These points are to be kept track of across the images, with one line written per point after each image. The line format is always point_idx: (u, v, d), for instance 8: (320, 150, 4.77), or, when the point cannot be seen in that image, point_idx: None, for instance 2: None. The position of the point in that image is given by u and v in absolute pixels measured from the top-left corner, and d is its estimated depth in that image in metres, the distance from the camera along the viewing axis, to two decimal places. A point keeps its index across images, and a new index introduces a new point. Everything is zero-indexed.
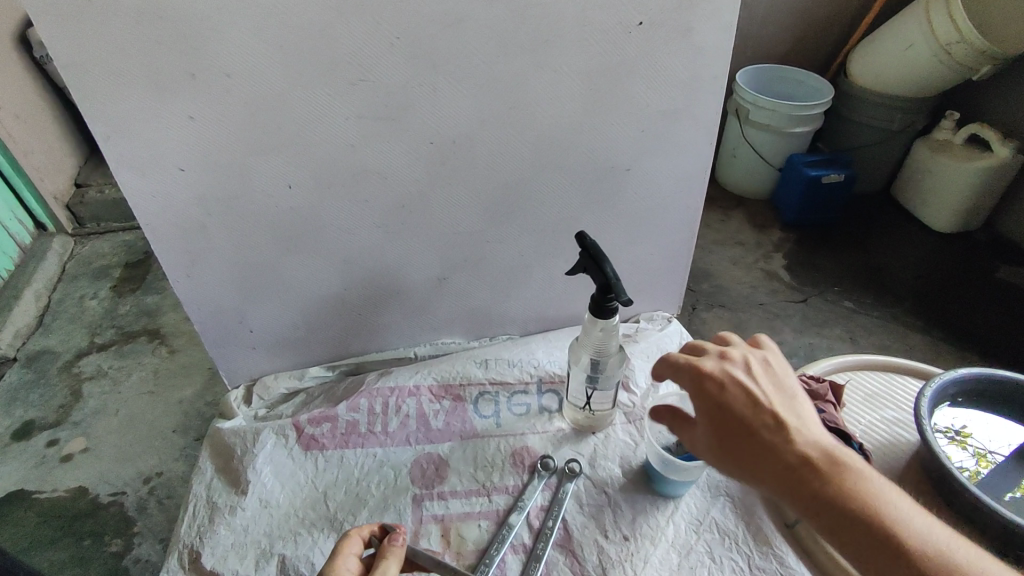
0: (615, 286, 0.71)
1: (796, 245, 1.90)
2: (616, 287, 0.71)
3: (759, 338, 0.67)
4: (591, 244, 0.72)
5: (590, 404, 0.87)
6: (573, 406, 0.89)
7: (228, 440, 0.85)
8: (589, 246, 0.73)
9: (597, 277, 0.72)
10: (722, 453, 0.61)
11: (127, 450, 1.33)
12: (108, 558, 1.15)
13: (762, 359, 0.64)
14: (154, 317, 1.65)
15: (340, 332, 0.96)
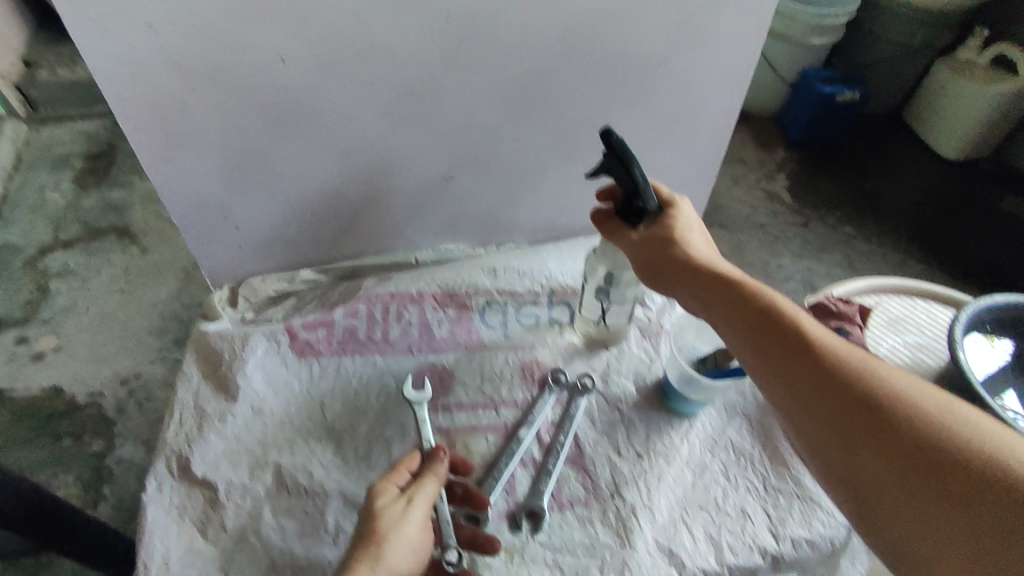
0: (643, 191, 0.63)
1: (801, 164, 1.80)
2: (643, 192, 0.63)
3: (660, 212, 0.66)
4: (618, 144, 0.62)
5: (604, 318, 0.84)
6: (586, 318, 0.85)
7: (214, 344, 0.77)
8: (616, 144, 0.63)
9: (624, 182, 0.64)
10: (661, 253, 0.63)
11: (100, 351, 1.26)
12: (89, 458, 1.12)
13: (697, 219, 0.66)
14: (121, 214, 1.51)
15: (335, 232, 0.87)
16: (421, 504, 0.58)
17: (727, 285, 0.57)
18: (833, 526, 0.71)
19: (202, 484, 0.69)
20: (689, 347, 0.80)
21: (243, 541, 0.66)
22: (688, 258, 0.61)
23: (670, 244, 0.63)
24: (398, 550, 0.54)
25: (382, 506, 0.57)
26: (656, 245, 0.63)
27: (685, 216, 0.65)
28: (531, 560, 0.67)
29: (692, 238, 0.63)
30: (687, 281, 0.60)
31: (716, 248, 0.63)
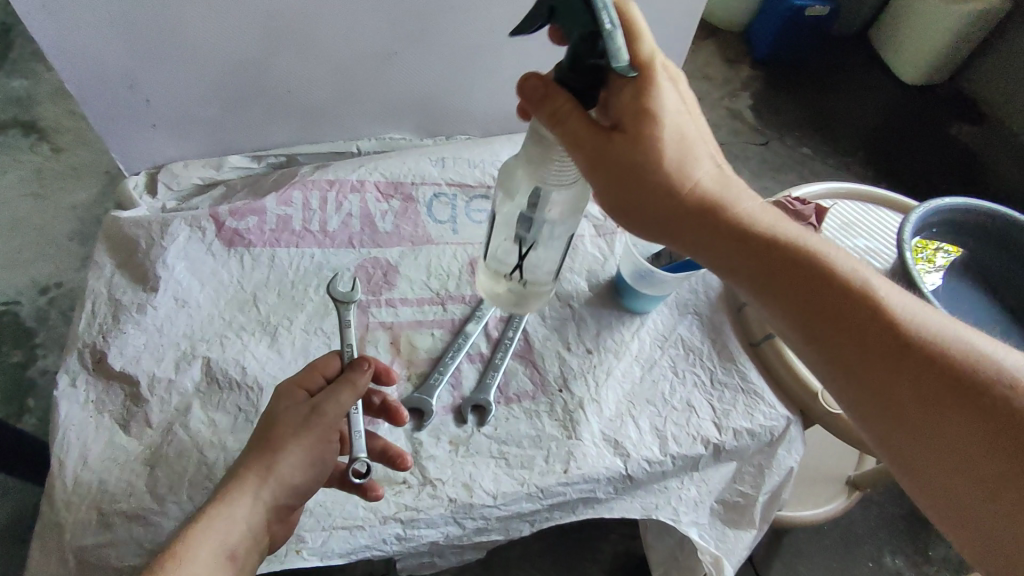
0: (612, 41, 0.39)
1: (767, 83, 1.68)
2: (611, 37, 0.39)
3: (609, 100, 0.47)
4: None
5: (522, 271, 0.61)
6: (501, 276, 0.63)
7: (129, 231, 0.70)
8: None
9: (574, 25, 0.41)
10: (630, 167, 0.46)
11: (12, 257, 1.16)
12: (10, 369, 1.04)
13: (674, 98, 0.47)
14: (28, 108, 1.34)
15: (263, 113, 0.79)
16: (328, 414, 0.52)
17: (727, 219, 0.47)
18: (773, 417, 0.72)
19: (120, 378, 0.64)
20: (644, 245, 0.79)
21: (169, 436, 0.61)
22: (669, 179, 0.47)
23: (643, 153, 0.46)
24: (293, 462, 0.50)
25: (283, 412, 0.52)
26: (624, 157, 0.46)
27: (661, 96, 0.46)
28: (476, 452, 0.66)
29: (668, 137, 0.46)
30: (671, 210, 0.47)
31: (697, 147, 0.48)
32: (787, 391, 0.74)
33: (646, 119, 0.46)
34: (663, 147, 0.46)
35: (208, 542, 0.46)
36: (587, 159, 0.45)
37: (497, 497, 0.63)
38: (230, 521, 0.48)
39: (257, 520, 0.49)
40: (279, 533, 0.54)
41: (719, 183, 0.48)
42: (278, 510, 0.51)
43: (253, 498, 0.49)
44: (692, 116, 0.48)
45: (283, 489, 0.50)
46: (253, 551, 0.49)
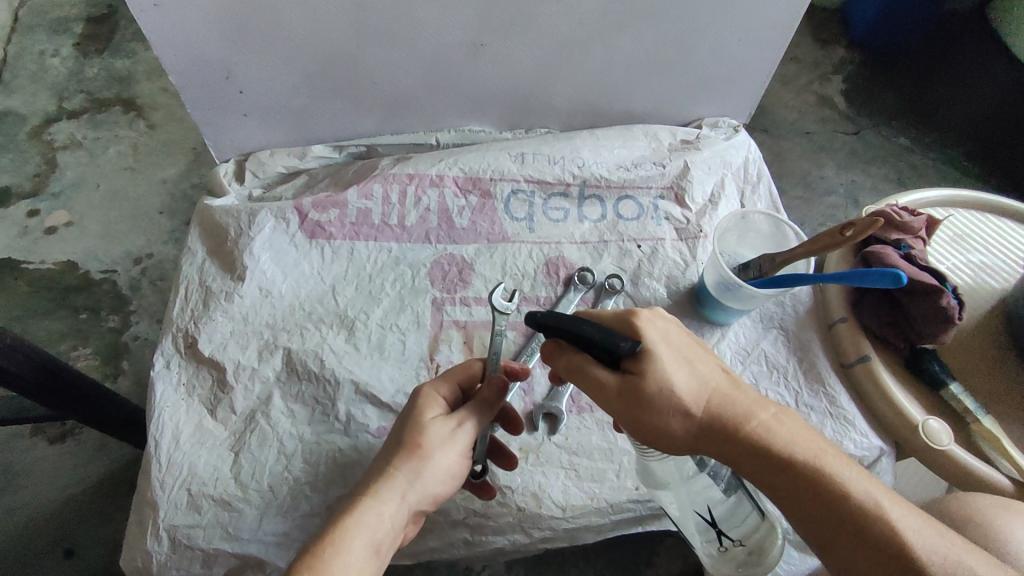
0: (609, 339, 0.46)
1: (861, 66, 1.52)
2: (604, 339, 0.46)
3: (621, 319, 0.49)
4: (551, 321, 0.47)
5: (724, 534, 0.57)
6: (715, 542, 0.58)
7: (220, 219, 0.73)
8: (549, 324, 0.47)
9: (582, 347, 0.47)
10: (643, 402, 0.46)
11: (111, 227, 1.22)
12: (107, 333, 1.12)
13: (664, 330, 0.49)
14: (127, 85, 1.40)
15: (349, 104, 0.79)
16: (473, 428, 0.53)
17: (745, 440, 0.46)
18: (865, 448, 0.68)
19: (208, 364, 0.66)
20: (731, 253, 0.74)
21: (253, 424, 0.64)
22: (679, 405, 0.46)
23: (654, 391, 0.46)
24: (441, 474, 0.50)
25: (431, 417, 0.52)
26: (639, 400, 0.46)
27: (662, 334, 0.48)
28: (547, 460, 0.65)
29: (672, 369, 0.47)
30: (690, 435, 0.47)
31: (698, 371, 0.48)
32: (878, 417, 0.70)
33: (648, 359, 0.46)
34: (671, 379, 0.46)
35: (359, 539, 0.45)
36: (607, 402, 0.48)
37: (566, 510, 0.63)
38: (377, 520, 0.47)
39: (401, 522, 0.48)
40: (408, 539, 0.52)
41: (726, 399, 0.47)
42: (415, 515, 0.50)
43: (400, 499, 0.48)
44: (687, 340, 0.49)
45: (427, 497, 0.50)
46: (391, 554, 0.48)
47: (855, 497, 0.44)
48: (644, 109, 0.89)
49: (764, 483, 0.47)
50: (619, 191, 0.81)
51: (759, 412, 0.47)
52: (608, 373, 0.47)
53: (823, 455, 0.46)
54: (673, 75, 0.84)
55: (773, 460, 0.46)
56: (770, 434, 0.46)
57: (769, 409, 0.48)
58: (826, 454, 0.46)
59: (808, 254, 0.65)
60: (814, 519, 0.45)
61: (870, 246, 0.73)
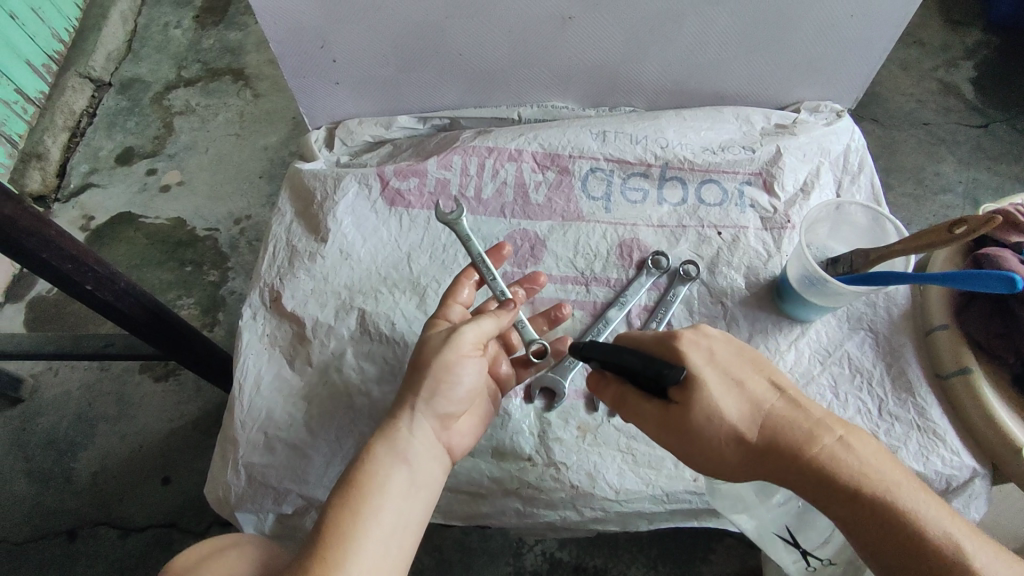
0: (654, 362, 0.48)
1: (997, 50, 1.36)
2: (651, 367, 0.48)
3: (668, 337, 0.51)
4: (594, 352, 0.51)
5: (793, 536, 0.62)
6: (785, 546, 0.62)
7: (309, 184, 0.77)
8: (598, 351, 0.51)
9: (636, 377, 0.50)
10: (691, 429, 0.48)
11: (216, 189, 1.32)
12: (207, 286, 1.21)
13: (709, 352, 0.50)
14: (237, 56, 1.50)
15: (435, 75, 0.81)
16: (472, 327, 0.54)
17: (807, 467, 0.46)
18: (955, 466, 0.63)
19: (290, 319, 0.70)
20: (820, 246, 0.70)
21: (326, 377, 0.67)
22: (728, 433, 0.48)
23: (701, 420, 0.48)
24: (455, 379, 0.52)
25: (431, 336, 0.55)
26: (689, 427, 0.48)
27: (704, 357, 0.50)
28: (604, 441, 0.65)
29: (717, 394, 0.48)
30: (745, 461, 0.48)
31: (751, 394, 0.49)
32: (974, 434, 0.64)
33: (693, 385, 0.48)
34: (718, 405, 0.48)
35: (382, 449, 0.48)
36: (662, 426, 0.50)
37: (619, 493, 0.62)
38: (399, 432, 0.49)
39: (423, 431, 0.50)
40: (454, 448, 0.54)
41: (782, 423, 0.47)
42: (439, 421, 0.52)
43: (413, 412, 0.51)
44: (738, 363, 0.50)
45: (444, 398, 0.52)
46: (430, 464, 0.50)
47: (927, 528, 0.42)
48: (738, 90, 0.84)
49: (830, 511, 0.46)
50: (703, 175, 0.77)
51: (822, 436, 0.46)
52: (655, 402, 0.50)
53: (893, 484, 0.44)
54: (773, 54, 0.79)
55: (835, 487, 0.45)
56: (834, 461, 0.45)
57: (834, 432, 0.46)
58: (894, 482, 0.44)
59: (909, 251, 0.59)
60: (881, 549, 0.43)
61: (982, 248, 0.66)
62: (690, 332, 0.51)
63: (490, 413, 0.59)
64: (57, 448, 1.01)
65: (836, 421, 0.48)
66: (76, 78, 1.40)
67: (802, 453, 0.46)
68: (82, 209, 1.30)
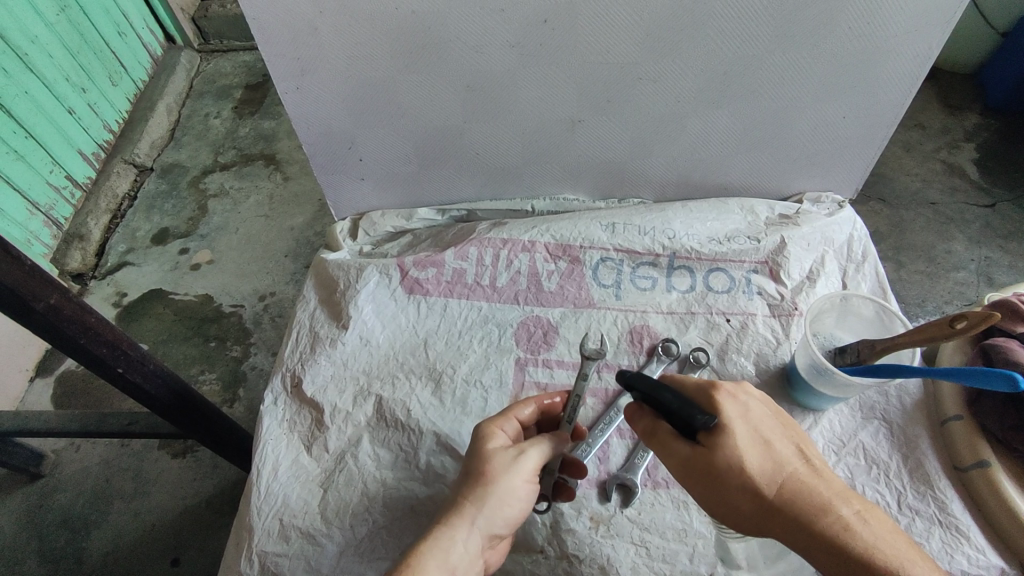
0: (684, 411, 0.48)
1: (998, 133, 1.41)
2: (685, 412, 0.48)
3: (707, 385, 0.52)
4: (637, 381, 0.50)
5: None
6: None
7: (333, 272, 0.81)
8: (639, 385, 0.50)
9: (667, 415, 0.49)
10: (713, 480, 0.48)
11: (244, 267, 1.38)
12: (229, 362, 1.24)
13: (744, 407, 0.50)
14: (270, 143, 1.61)
15: (453, 171, 0.86)
16: (535, 454, 0.56)
17: (821, 533, 0.46)
18: (982, 565, 0.61)
19: (310, 404, 0.73)
20: (827, 334, 0.72)
21: (342, 463, 0.69)
22: (749, 489, 0.48)
23: (724, 468, 0.48)
24: (509, 505, 0.53)
25: (491, 450, 0.56)
26: (711, 475, 0.48)
27: (735, 413, 0.50)
28: (617, 533, 0.64)
29: (742, 446, 0.48)
30: (758, 516, 0.48)
31: (776, 454, 0.49)
32: (999, 531, 0.62)
33: (722, 434, 0.48)
34: (744, 459, 0.48)
35: (434, 561, 0.48)
36: (684, 474, 0.50)
37: None
38: (458, 546, 0.50)
39: (474, 544, 0.51)
40: (488, 564, 0.55)
41: (802, 487, 0.47)
42: (488, 540, 0.53)
43: (471, 524, 0.51)
44: (768, 422, 0.51)
45: (496, 519, 0.52)
46: None
47: None
48: (742, 183, 0.88)
49: None
50: (710, 264, 0.80)
51: (838, 506, 0.47)
52: (682, 443, 0.50)
53: (908, 562, 0.44)
54: (772, 149, 0.83)
55: (845, 557, 0.45)
56: (849, 533, 0.46)
57: (852, 505, 0.47)
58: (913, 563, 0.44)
59: (915, 343, 0.60)
60: None
61: (990, 338, 0.67)
62: (730, 385, 0.52)
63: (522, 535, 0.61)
64: (72, 526, 1.01)
65: (856, 497, 0.48)
66: (121, 164, 1.50)
67: (820, 519, 0.46)
68: (116, 286, 1.36)
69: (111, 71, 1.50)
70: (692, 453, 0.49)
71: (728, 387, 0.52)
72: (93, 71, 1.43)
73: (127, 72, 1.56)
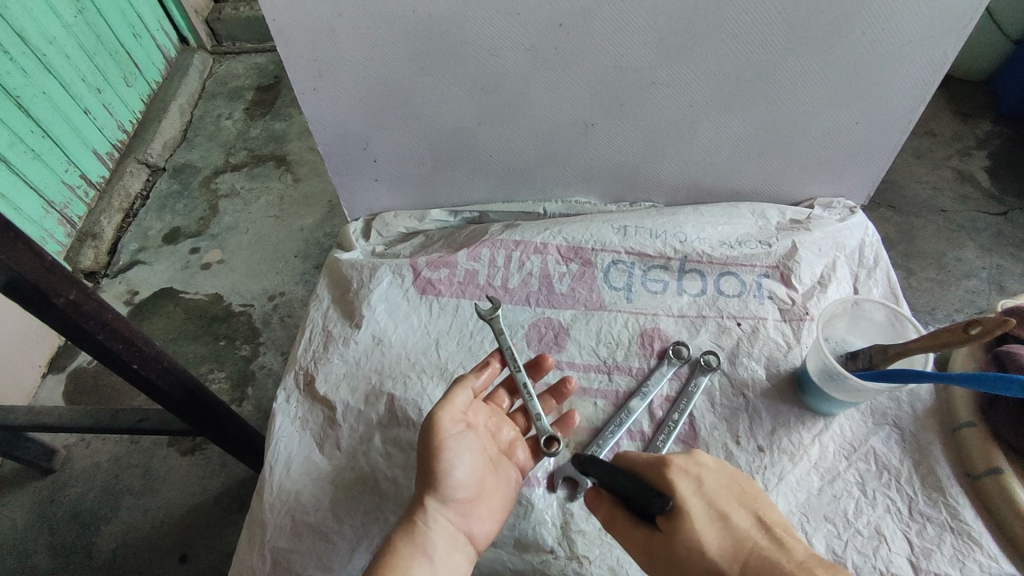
0: (640, 494, 0.50)
1: (1010, 141, 1.41)
2: (641, 496, 0.50)
3: (661, 458, 0.54)
4: (591, 472, 0.53)
5: None
6: None
7: (346, 272, 0.82)
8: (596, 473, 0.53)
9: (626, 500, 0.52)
10: (676, 564, 0.51)
11: (255, 266, 1.39)
12: (239, 360, 1.25)
13: (699, 482, 0.53)
14: (281, 144, 1.62)
15: (466, 173, 0.87)
16: (450, 403, 0.59)
17: None
18: (994, 573, 0.61)
19: (322, 402, 0.73)
20: (839, 339, 0.72)
21: (353, 461, 0.69)
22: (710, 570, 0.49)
23: (683, 552, 0.50)
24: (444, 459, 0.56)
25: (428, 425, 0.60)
26: (673, 558, 0.51)
27: (690, 491, 0.52)
28: None
29: (699, 526, 0.50)
30: None
31: (734, 531, 0.51)
32: (1012, 539, 0.62)
33: (678, 515, 0.51)
34: (700, 540, 0.50)
35: (410, 551, 0.51)
36: (650, 561, 0.53)
37: None
38: (416, 526, 0.53)
39: (439, 528, 0.54)
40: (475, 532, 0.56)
41: (762, 564, 0.48)
42: (452, 503, 0.55)
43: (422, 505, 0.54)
44: (724, 495, 0.53)
45: (446, 483, 0.55)
46: (449, 556, 0.53)
47: None
48: (753, 188, 0.89)
49: None
50: (721, 268, 0.80)
51: None
52: (642, 530, 0.53)
53: None
54: (783, 154, 0.84)
55: None
56: None
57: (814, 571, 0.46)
58: None
59: (927, 349, 0.60)
60: None
61: (1003, 345, 0.68)
62: (682, 459, 0.54)
63: (514, 496, 0.62)
64: (82, 521, 1.02)
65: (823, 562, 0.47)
66: (134, 164, 1.52)
67: None
68: (128, 284, 1.37)
69: (126, 71, 1.51)
70: (654, 538, 0.52)
71: (682, 460, 0.54)
72: (109, 71, 1.45)
73: (141, 73, 1.58)
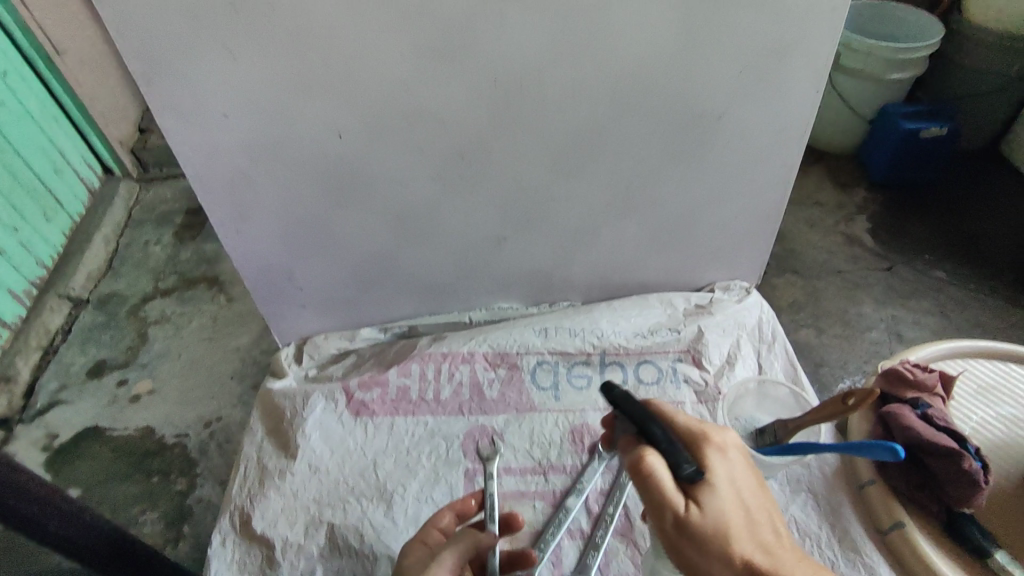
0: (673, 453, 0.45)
1: (884, 206, 1.59)
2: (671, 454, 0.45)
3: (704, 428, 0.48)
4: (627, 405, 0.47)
5: None
6: None
7: (279, 401, 0.83)
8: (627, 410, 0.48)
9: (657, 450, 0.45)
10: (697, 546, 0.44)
11: (188, 393, 1.35)
12: (173, 496, 1.19)
13: (737, 467, 0.47)
14: (212, 265, 1.63)
15: (392, 292, 0.92)
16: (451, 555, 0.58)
17: None
18: None
19: (260, 540, 0.72)
20: (747, 417, 0.78)
21: None
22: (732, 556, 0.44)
23: (708, 533, 0.44)
24: None
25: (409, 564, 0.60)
26: (692, 538, 0.44)
27: (726, 473, 0.46)
28: None
29: (731, 513, 0.45)
30: None
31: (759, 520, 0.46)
32: None
33: (709, 489, 0.44)
34: (730, 522, 0.44)
35: None
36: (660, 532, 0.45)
37: None
38: None
39: None
40: None
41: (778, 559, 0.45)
42: None
43: None
44: (755, 483, 0.47)
45: None
46: None
47: None
48: (659, 279, 0.97)
49: None
50: (638, 357, 0.87)
51: None
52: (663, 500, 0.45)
53: None
54: (679, 248, 0.93)
55: None
56: None
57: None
58: None
59: (818, 420, 0.67)
60: None
61: (887, 405, 0.75)
62: (723, 436, 0.48)
63: None
64: None
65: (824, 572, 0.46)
66: (54, 300, 1.49)
67: None
68: (47, 428, 1.30)
69: (46, 207, 1.51)
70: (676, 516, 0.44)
71: (720, 435, 0.48)
72: (28, 210, 1.44)
73: (63, 208, 1.58)
